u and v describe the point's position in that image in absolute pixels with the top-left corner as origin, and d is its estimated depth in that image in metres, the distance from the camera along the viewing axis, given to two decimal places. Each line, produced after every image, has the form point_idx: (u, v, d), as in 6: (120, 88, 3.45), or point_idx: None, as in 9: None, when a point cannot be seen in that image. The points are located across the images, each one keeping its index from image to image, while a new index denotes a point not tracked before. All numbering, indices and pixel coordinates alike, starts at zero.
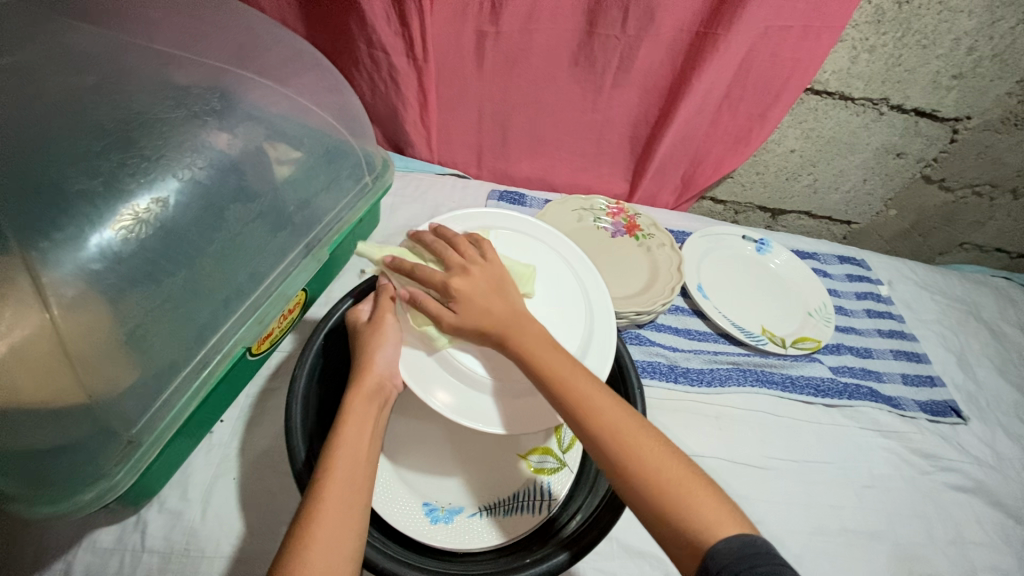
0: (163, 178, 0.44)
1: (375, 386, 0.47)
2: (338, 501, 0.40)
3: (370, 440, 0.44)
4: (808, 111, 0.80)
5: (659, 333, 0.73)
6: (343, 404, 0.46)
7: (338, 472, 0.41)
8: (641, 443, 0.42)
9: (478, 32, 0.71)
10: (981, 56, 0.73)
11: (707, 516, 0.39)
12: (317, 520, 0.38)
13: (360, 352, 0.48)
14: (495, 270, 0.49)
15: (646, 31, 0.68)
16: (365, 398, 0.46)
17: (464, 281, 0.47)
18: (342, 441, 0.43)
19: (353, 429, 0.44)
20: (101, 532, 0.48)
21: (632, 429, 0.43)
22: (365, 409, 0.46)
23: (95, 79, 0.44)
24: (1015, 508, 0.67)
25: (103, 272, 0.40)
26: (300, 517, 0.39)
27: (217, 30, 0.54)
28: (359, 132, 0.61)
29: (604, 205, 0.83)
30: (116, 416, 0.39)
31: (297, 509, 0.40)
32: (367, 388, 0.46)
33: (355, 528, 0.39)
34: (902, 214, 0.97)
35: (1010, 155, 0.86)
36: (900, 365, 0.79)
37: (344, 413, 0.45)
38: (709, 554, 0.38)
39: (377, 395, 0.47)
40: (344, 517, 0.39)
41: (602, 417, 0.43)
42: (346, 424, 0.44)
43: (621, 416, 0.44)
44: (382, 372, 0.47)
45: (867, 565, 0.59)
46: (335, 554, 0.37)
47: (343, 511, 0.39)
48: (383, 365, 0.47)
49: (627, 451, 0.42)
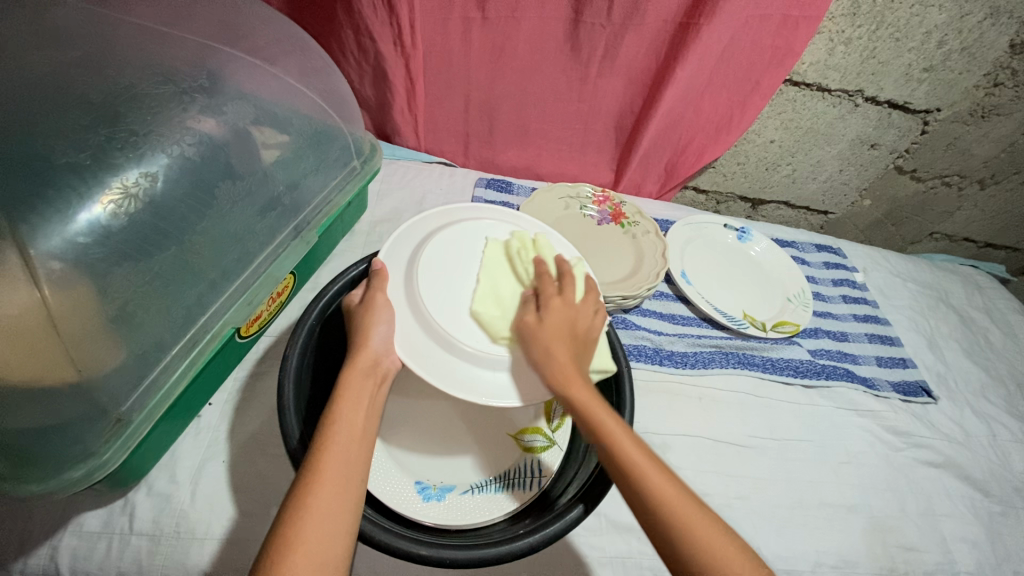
0: (153, 154, 0.44)
1: (370, 363, 0.47)
2: (335, 475, 0.40)
3: (365, 415, 0.45)
4: (787, 102, 0.82)
5: (644, 318, 0.75)
6: (339, 381, 0.46)
7: (334, 447, 0.41)
8: (702, 522, 0.41)
9: (465, 17, 0.71)
10: (951, 49, 0.76)
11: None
12: (312, 492, 0.39)
13: (357, 331, 0.48)
14: (583, 317, 0.51)
15: (631, 20, 0.70)
16: (360, 374, 0.46)
17: (557, 308, 0.50)
18: (337, 417, 0.43)
19: (349, 405, 0.44)
20: (87, 515, 0.47)
21: (693, 508, 0.42)
22: (360, 384, 0.46)
23: (79, 53, 0.44)
24: (982, 481, 0.71)
25: (90, 247, 0.39)
26: (295, 490, 0.39)
27: (203, 9, 0.53)
28: (348, 114, 0.61)
29: (590, 193, 0.84)
30: (106, 392, 0.39)
31: (292, 482, 0.40)
32: (362, 365, 0.46)
33: (351, 501, 0.40)
34: (876, 204, 1.01)
35: (977, 146, 0.90)
36: (874, 348, 0.82)
37: (339, 391, 0.45)
38: None
39: (373, 372, 0.47)
40: (341, 490, 0.40)
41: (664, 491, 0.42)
42: (341, 400, 0.44)
43: (679, 490, 0.43)
44: (377, 349, 0.47)
45: (843, 536, 0.61)
46: (332, 525, 0.38)
47: (340, 484, 0.40)
48: (378, 341, 0.47)
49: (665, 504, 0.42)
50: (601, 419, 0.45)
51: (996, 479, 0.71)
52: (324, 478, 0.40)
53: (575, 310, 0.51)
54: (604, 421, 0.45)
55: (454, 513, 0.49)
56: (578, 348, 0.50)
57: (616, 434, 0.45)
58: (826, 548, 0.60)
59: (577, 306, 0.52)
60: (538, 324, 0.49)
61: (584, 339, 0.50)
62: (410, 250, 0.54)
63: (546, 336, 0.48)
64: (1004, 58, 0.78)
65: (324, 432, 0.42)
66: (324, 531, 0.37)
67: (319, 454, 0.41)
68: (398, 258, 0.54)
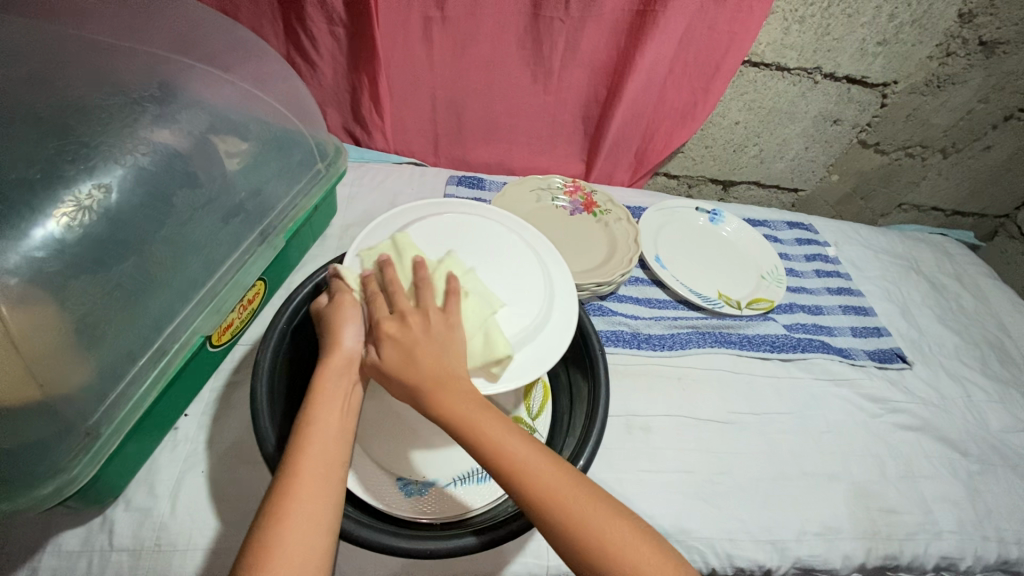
0: (106, 166, 0.44)
1: (346, 361, 0.45)
2: (313, 479, 0.40)
3: (342, 414, 0.44)
4: (747, 83, 0.84)
5: (620, 304, 0.75)
6: (314, 379, 0.44)
7: (312, 450, 0.41)
8: (607, 524, 0.40)
9: (425, 18, 0.71)
10: (902, 22, 0.78)
11: None
12: (293, 500, 0.38)
13: (329, 330, 0.46)
14: (441, 323, 0.44)
15: (588, 11, 0.71)
16: (336, 373, 0.44)
17: (397, 328, 0.44)
18: (311, 422, 0.42)
19: (325, 405, 0.43)
20: (65, 535, 0.47)
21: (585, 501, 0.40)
22: (335, 384, 0.44)
23: (26, 69, 0.44)
24: (960, 441, 0.72)
25: (45, 260, 0.39)
26: (270, 502, 0.38)
27: (155, 20, 0.53)
28: (309, 119, 0.61)
29: (561, 183, 0.84)
30: (73, 408, 0.39)
31: (267, 490, 0.39)
32: (337, 363, 0.45)
33: (331, 503, 0.40)
34: (844, 179, 1.02)
35: (937, 116, 0.92)
36: (848, 319, 0.83)
37: (315, 389, 0.44)
38: None
39: (348, 370, 0.45)
40: (319, 494, 0.39)
41: (570, 508, 0.40)
42: (316, 402, 0.43)
43: (580, 499, 0.40)
44: (349, 349, 0.45)
45: (825, 503, 0.62)
46: (311, 529, 0.38)
47: (318, 492, 0.39)
48: (353, 341, 0.46)
49: (574, 525, 0.39)
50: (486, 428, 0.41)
51: (972, 439, 0.73)
52: (301, 487, 0.39)
53: (418, 313, 0.44)
54: (504, 442, 0.42)
55: (438, 507, 0.50)
56: (445, 350, 0.43)
57: (510, 447, 0.42)
58: (809, 516, 0.61)
59: (428, 317, 0.44)
60: (377, 355, 0.44)
61: (434, 345, 0.43)
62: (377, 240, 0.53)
63: (387, 366, 0.43)
64: (954, 28, 0.80)
65: (299, 439, 0.42)
66: (303, 536, 0.37)
67: (294, 462, 0.40)
68: (360, 261, 0.50)
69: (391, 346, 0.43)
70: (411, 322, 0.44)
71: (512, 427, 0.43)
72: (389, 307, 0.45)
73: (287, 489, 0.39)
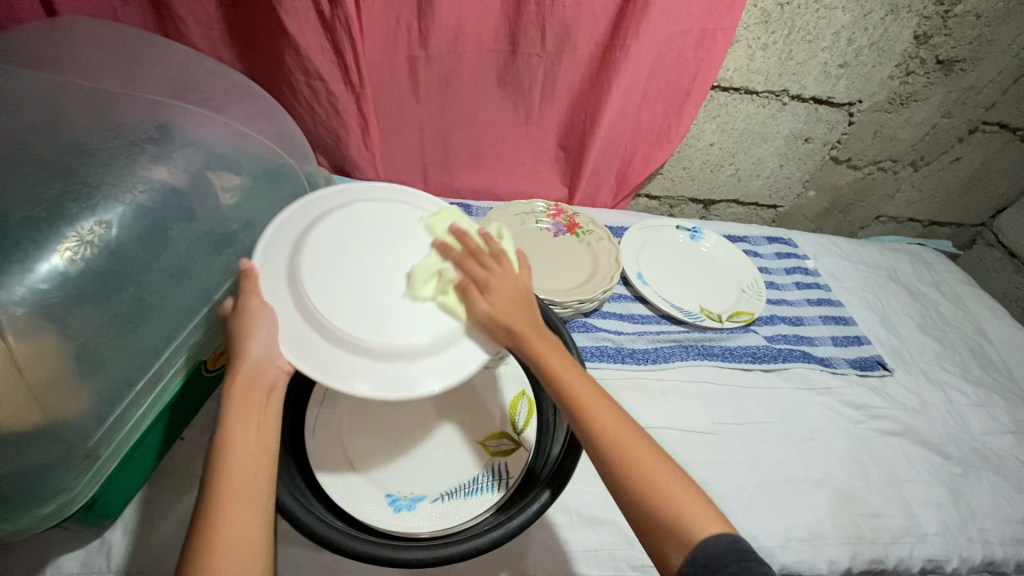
0: (107, 204, 0.47)
1: (254, 374, 0.42)
2: (235, 508, 0.38)
3: (258, 431, 0.41)
4: (719, 107, 0.88)
5: (604, 320, 0.78)
6: (223, 397, 0.42)
7: (232, 477, 0.39)
8: (632, 442, 0.44)
9: (410, 58, 0.75)
10: (860, 45, 0.82)
11: (697, 515, 0.41)
12: (216, 536, 0.37)
13: (233, 341, 0.43)
14: (522, 282, 0.52)
15: (563, 47, 0.75)
16: (245, 390, 0.42)
17: (500, 278, 0.50)
18: (227, 448, 0.40)
19: (240, 425, 0.41)
20: (64, 558, 0.48)
21: (657, 463, 0.44)
22: (247, 403, 0.42)
23: (33, 117, 0.47)
24: (942, 445, 0.73)
25: (49, 291, 0.42)
26: (194, 536, 0.37)
27: (152, 68, 0.58)
28: (299, 155, 0.65)
29: (544, 207, 0.87)
30: (74, 432, 0.41)
31: (189, 532, 0.37)
32: (246, 378, 0.42)
33: (258, 529, 0.39)
34: (820, 194, 1.06)
35: (903, 131, 0.96)
36: (829, 329, 0.85)
37: (226, 408, 0.41)
38: (696, 545, 0.40)
39: (257, 384, 0.42)
40: (244, 521, 0.38)
41: (604, 421, 0.45)
42: (230, 421, 0.41)
43: (619, 423, 0.45)
44: (257, 359, 0.43)
45: (811, 510, 0.63)
46: (239, 561, 0.37)
47: (243, 520, 0.38)
48: (259, 351, 0.43)
49: (612, 436, 0.44)
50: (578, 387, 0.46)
51: (954, 442, 0.74)
52: (226, 523, 0.37)
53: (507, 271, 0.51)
54: (559, 366, 0.47)
55: (425, 521, 0.51)
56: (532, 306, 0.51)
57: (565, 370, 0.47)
58: (794, 522, 0.62)
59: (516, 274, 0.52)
60: (485, 302, 0.48)
61: (525, 292, 0.51)
62: (303, 224, 0.51)
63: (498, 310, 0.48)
64: (912, 49, 0.84)
65: (215, 464, 0.39)
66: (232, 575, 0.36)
67: (213, 492, 0.38)
68: (277, 252, 0.48)
69: (493, 292, 0.49)
70: (509, 277, 0.51)
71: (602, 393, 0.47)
72: (485, 264, 0.51)
73: (209, 528, 0.37)
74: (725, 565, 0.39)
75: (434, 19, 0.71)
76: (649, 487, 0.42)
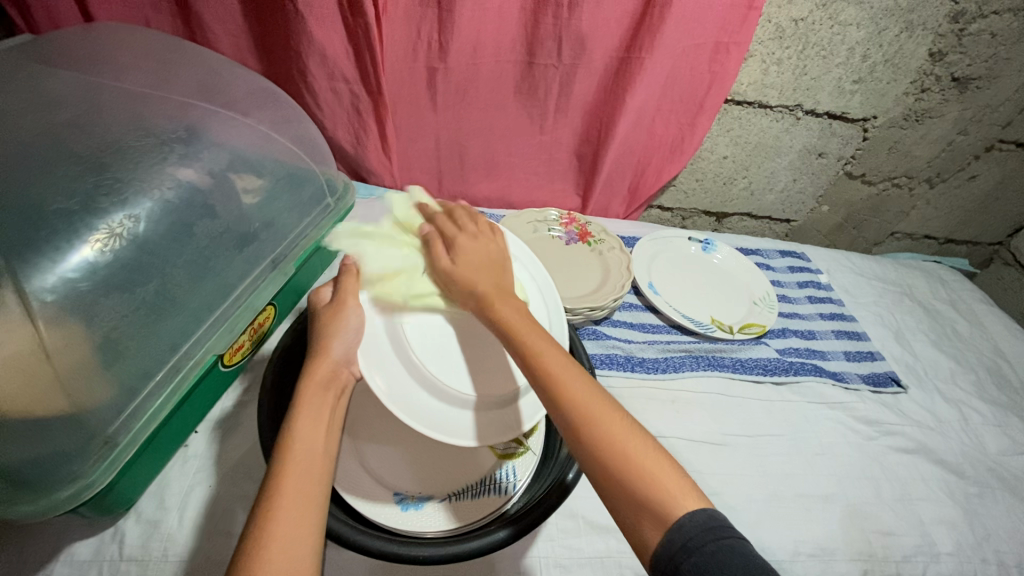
0: (137, 199, 0.49)
1: (330, 374, 0.48)
2: (296, 494, 0.40)
3: (325, 426, 0.45)
4: (733, 120, 0.89)
5: (615, 329, 0.78)
6: (297, 391, 0.47)
7: (294, 467, 0.41)
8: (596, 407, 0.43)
9: (429, 67, 0.77)
10: (875, 62, 0.83)
11: (670, 487, 0.39)
12: (275, 522, 0.38)
13: (320, 333, 0.50)
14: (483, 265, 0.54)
15: (579, 60, 0.77)
16: (320, 386, 0.47)
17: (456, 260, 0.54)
18: (296, 435, 0.43)
19: (308, 418, 0.45)
20: (78, 544, 0.49)
21: (602, 409, 0.43)
22: (320, 399, 0.46)
23: (70, 115, 0.50)
24: (957, 464, 0.72)
25: (79, 282, 0.43)
26: (255, 520, 0.38)
27: (184, 72, 0.60)
28: (320, 160, 0.67)
29: (556, 216, 0.88)
30: (96, 418, 0.42)
31: (253, 511, 0.39)
32: (320, 376, 0.48)
33: (314, 517, 0.40)
34: (834, 209, 1.06)
35: (918, 148, 0.95)
36: (841, 344, 0.85)
37: (297, 403, 0.46)
38: (672, 525, 0.38)
39: (332, 383, 0.48)
40: (300, 507, 0.40)
41: (572, 392, 0.44)
42: (301, 412, 0.45)
43: (583, 389, 0.44)
44: (337, 359, 0.49)
45: (821, 524, 0.62)
46: (297, 545, 0.38)
47: (301, 510, 0.39)
48: (339, 351, 0.49)
49: (582, 406, 0.43)
50: (522, 340, 0.46)
51: (970, 461, 0.73)
52: (287, 508, 0.39)
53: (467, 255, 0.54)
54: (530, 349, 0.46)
55: (432, 521, 0.51)
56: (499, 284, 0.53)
57: (535, 344, 0.46)
58: (803, 536, 0.61)
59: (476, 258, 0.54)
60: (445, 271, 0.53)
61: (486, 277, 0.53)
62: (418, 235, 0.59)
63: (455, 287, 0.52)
64: (926, 66, 0.85)
65: (282, 453, 0.42)
66: (287, 559, 0.37)
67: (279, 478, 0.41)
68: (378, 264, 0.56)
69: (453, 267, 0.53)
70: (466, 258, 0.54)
71: (551, 348, 0.47)
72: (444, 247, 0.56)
73: (274, 513, 0.39)
74: (701, 546, 0.37)
75: (453, 29, 0.72)
76: (627, 462, 0.40)
